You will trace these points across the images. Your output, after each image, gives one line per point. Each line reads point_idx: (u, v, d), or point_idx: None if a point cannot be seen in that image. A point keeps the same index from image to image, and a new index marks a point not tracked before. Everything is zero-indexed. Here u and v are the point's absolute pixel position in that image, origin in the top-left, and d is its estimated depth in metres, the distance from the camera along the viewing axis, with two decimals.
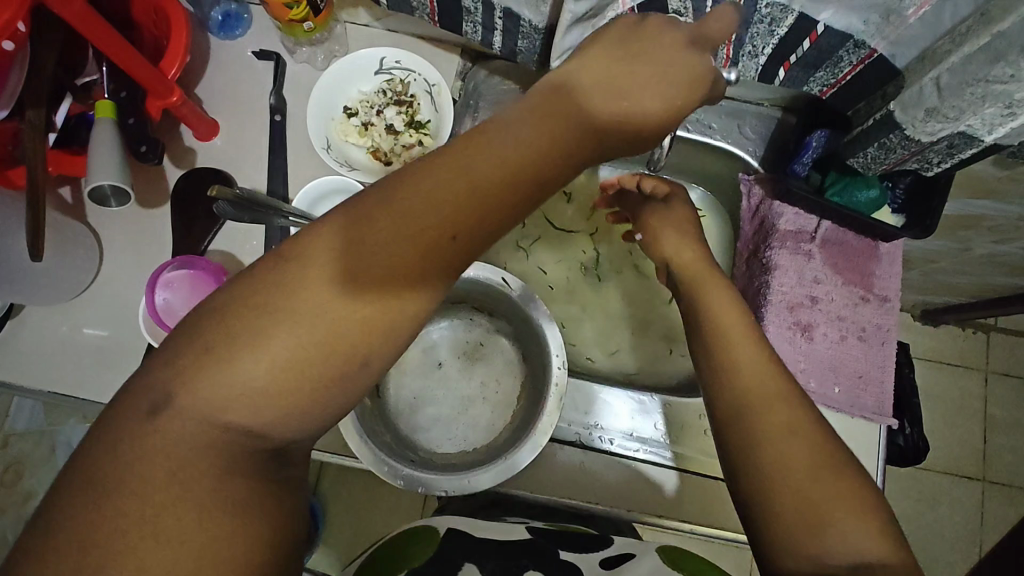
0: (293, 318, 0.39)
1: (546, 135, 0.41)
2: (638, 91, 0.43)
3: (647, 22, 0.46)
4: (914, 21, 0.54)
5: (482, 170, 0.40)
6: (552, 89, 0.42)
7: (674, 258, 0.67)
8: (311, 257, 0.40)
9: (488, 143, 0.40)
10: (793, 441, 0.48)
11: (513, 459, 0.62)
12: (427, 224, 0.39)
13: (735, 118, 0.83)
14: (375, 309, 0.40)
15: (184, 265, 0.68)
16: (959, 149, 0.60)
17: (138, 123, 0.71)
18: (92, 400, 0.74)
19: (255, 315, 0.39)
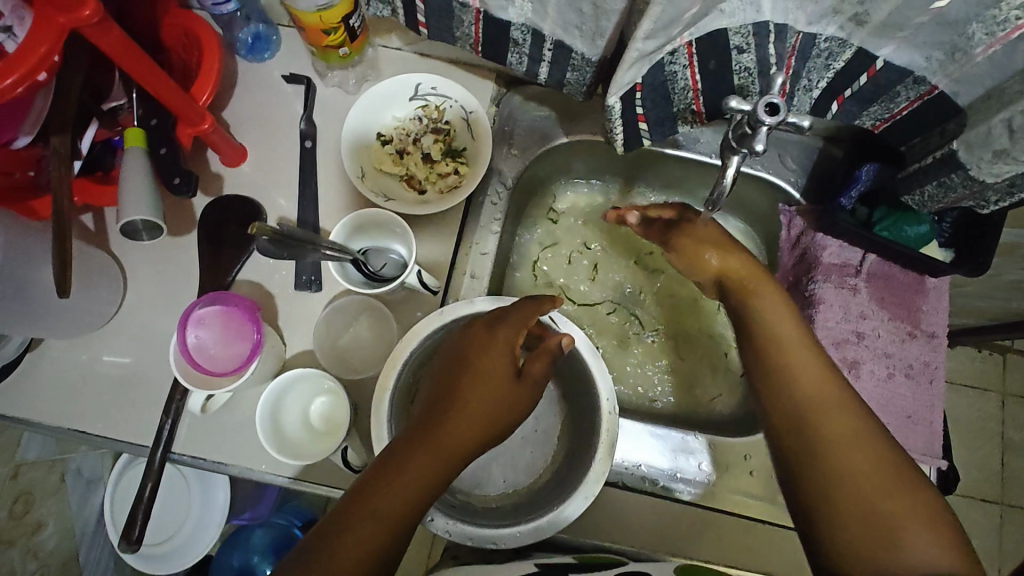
0: None
1: (453, 436, 0.56)
2: (495, 390, 0.60)
3: (498, 318, 0.61)
4: (982, 60, 0.52)
5: (395, 495, 0.52)
6: (446, 401, 0.59)
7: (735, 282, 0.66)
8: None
9: (413, 457, 0.54)
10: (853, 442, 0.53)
11: (561, 511, 0.61)
12: (381, 525, 0.51)
13: (777, 148, 0.80)
14: None
15: (216, 302, 0.65)
16: (1021, 187, 0.58)
17: (171, 153, 0.67)
18: (111, 436, 0.71)
19: None
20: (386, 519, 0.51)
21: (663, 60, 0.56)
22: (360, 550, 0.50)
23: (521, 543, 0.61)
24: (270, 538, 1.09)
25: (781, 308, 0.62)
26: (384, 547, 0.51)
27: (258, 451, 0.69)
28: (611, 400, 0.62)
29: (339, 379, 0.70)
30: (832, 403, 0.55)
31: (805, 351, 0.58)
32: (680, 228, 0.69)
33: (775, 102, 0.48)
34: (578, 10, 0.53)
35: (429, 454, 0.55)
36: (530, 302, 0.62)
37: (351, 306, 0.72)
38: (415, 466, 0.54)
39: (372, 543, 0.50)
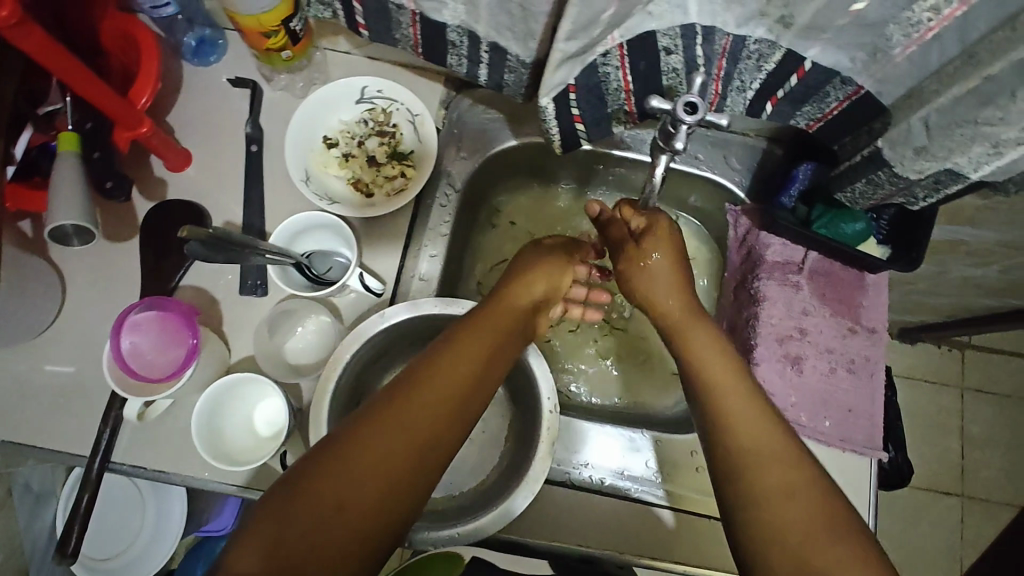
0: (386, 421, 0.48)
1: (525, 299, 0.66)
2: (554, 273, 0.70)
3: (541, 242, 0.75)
4: (901, 60, 0.54)
5: (493, 325, 0.59)
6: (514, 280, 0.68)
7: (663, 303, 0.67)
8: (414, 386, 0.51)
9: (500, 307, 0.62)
10: (787, 470, 0.50)
11: (508, 504, 0.61)
12: (480, 343, 0.57)
13: (721, 148, 0.82)
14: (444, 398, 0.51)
15: (153, 307, 0.64)
16: (944, 184, 0.60)
17: (104, 158, 0.68)
18: (49, 448, 0.69)
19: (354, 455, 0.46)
20: (409, 434, 0.48)
21: (595, 62, 0.57)
22: (362, 469, 0.45)
23: (461, 543, 0.61)
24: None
25: (711, 346, 0.60)
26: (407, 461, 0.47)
27: (200, 459, 0.68)
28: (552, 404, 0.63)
29: (283, 385, 0.69)
30: (771, 454, 0.51)
31: (743, 397, 0.55)
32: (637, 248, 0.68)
33: (694, 102, 0.49)
34: (508, 12, 0.54)
35: (462, 365, 0.54)
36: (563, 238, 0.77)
37: (294, 310, 0.70)
38: (447, 373, 0.53)
39: (426, 413, 0.50)
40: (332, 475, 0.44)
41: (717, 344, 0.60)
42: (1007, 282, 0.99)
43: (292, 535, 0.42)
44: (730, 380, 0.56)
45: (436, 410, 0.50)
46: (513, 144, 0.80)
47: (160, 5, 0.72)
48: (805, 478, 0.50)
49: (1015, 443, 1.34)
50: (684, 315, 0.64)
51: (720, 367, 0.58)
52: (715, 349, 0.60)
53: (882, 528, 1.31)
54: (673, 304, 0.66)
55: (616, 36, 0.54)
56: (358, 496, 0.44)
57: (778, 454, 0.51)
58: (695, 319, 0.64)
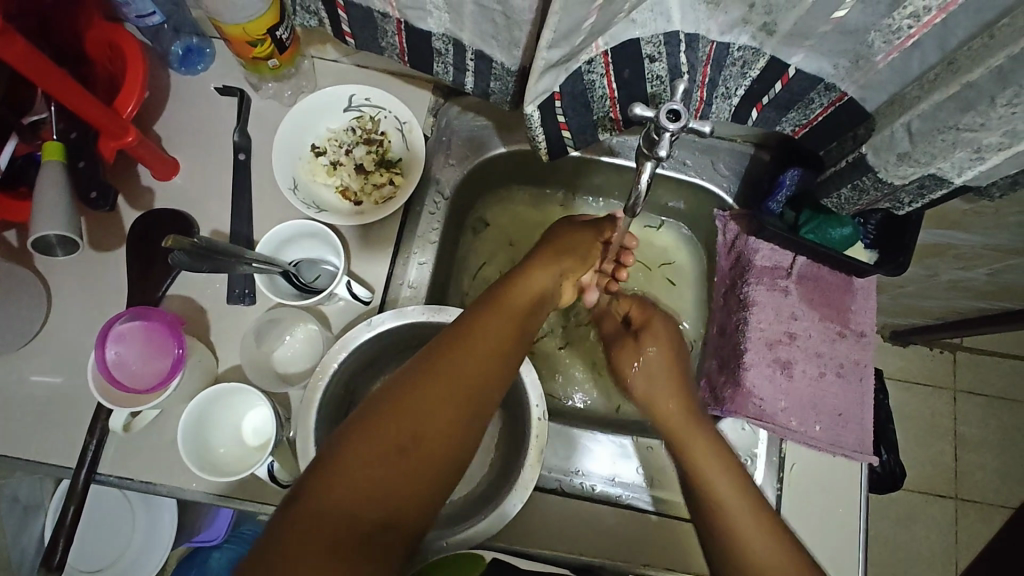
0: (440, 372, 0.52)
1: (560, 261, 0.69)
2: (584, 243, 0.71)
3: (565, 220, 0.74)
4: (883, 67, 0.54)
5: (527, 289, 0.63)
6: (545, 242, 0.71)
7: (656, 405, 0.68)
8: (459, 343, 0.55)
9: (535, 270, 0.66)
10: (768, 539, 0.55)
11: (502, 508, 0.60)
12: (516, 303, 0.61)
13: (709, 154, 0.82)
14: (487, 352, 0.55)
15: (138, 317, 0.64)
16: (929, 189, 0.60)
17: (89, 167, 0.67)
18: (34, 460, 0.69)
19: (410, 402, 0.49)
20: (440, 409, 0.50)
21: (580, 70, 0.57)
22: (404, 438, 0.48)
23: (460, 548, 0.60)
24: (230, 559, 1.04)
25: (711, 455, 0.61)
26: (438, 433, 0.49)
27: (187, 469, 0.68)
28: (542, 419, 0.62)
29: (270, 394, 0.68)
30: (754, 526, 0.56)
31: (721, 466, 0.60)
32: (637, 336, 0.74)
33: (677, 109, 0.50)
34: (492, 21, 0.54)
35: (485, 341, 0.56)
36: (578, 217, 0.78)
37: (281, 319, 0.70)
38: (470, 351, 0.54)
39: (473, 365, 0.54)
40: (395, 421, 0.48)
41: (697, 424, 0.64)
42: (996, 285, 1.00)
43: (335, 507, 0.44)
44: (710, 452, 0.61)
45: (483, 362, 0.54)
46: (501, 151, 0.79)
47: (146, 14, 0.72)
48: (782, 544, 0.55)
49: (1007, 445, 1.35)
50: (679, 418, 0.65)
51: (722, 478, 0.59)
52: (715, 459, 0.60)
53: (877, 531, 1.32)
54: (669, 403, 0.67)
55: (600, 44, 0.55)
56: (397, 471, 0.47)
57: (763, 534, 0.55)
58: (694, 418, 0.65)
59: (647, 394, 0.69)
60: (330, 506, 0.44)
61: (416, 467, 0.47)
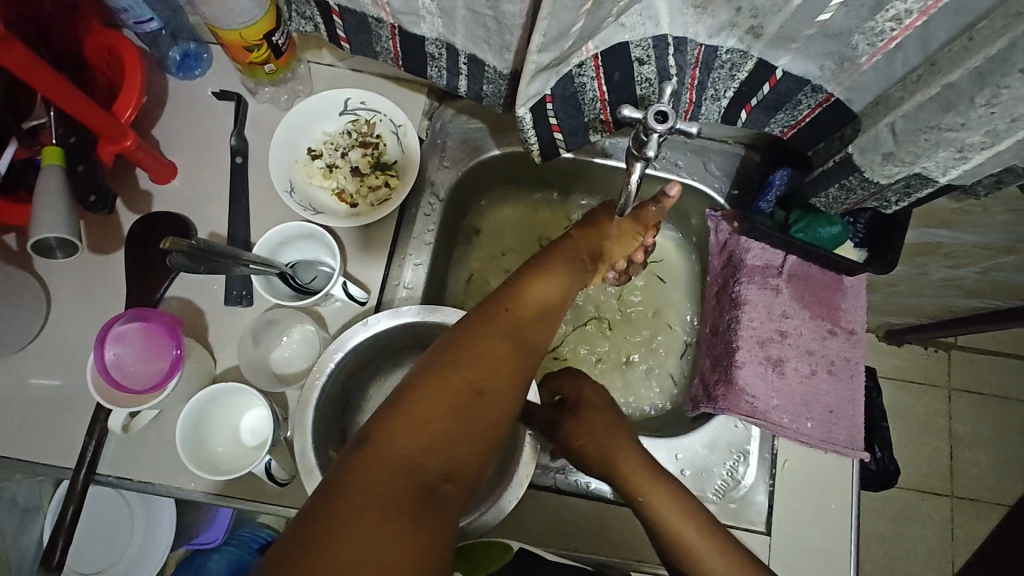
0: (492, 329, 0.54)
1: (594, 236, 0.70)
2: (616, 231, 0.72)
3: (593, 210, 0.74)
4: (868, 68, 0.55)
5: (562, 258, 0.65)
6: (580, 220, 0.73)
7: (615, 474, 0.62)
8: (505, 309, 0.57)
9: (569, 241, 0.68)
10: None
11: (498, 506, 0.61)
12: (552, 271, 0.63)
13: (700, 155, 0.83)
14: (531, 316, 0.57)
15: (136, 318, 0.65)
16: (916, 188, 0.61)
17: (88, 170, 0.68)
18: (33, 461, 0.69)
19: (466, 355, 0.51)
20: (497, 369, 0.51)
21: (570, 73, 0.58)
22: (472, 387, 0.49)
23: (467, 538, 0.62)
24: (231, 558, 1.05)
25: (679, 517, 0.57)
26: (496, 389, 0.50)
27: (186, 469, 0.68)
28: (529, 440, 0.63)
29: (268, 394, 0.69)
30: None
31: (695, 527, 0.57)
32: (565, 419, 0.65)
33: (665, 110, 0.51)
34: (483, 25, 0.55)
35: (506, 329, 0.55)
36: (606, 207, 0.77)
37: (278, 319, 0.71)
38: (516, 317, 0.56)
39: (519, 324, 0.56)
40: (459, 370, 0.50)
41: (668, 484, 0.60)
42: (986, 283, 1.01)
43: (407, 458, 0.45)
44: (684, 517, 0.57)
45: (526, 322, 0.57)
46: (494, 154, 0.81)
47: (144, 20, 0.72)
48: None
49: (1002, 443, 1.36)
50: (642, 474, 0.60)
51: (701, 543, 0.56)
52: (689, 519, 0.57)
53: (874, 529, 1.32)
54: (625, 458, 0.61)
55: (590, 47, 0.56)
56: (461, 421, 0.48)
57: None
58: (654, 475, 0.60)
59: (607, 462, 0.62)
60: (395, 454, 0.45)
61: (480, 418, 0.49)
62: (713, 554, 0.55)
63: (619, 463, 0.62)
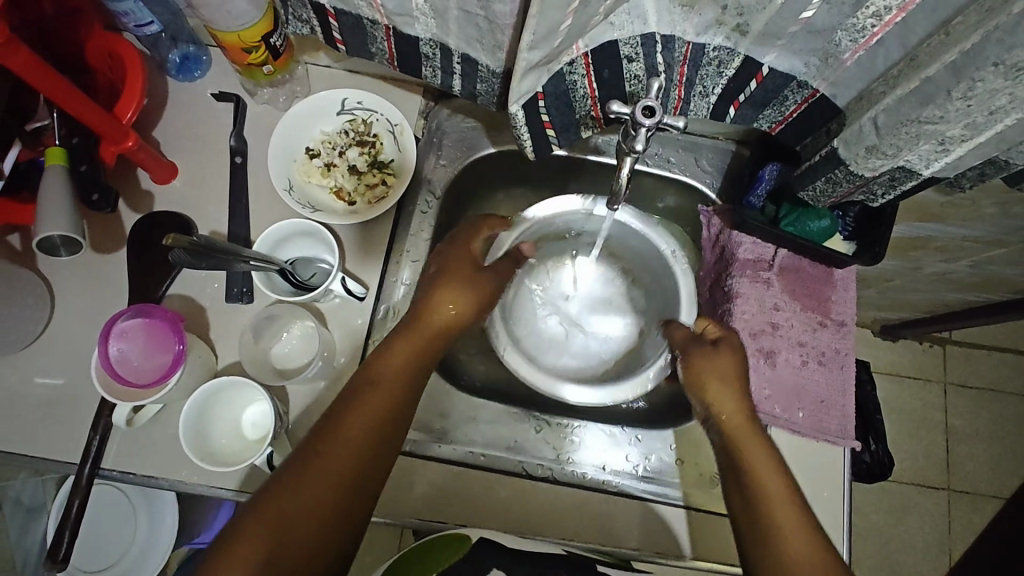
0: (370, 375, 0.60)
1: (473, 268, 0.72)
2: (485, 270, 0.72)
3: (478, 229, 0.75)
4: (851, 64, 0.57)
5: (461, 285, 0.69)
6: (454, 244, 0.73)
7: (716, 412, 0.66)
8: (391, 351, 0.62)
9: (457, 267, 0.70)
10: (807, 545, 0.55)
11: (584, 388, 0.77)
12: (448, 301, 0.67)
13: (692, 152, 0.85)
14: (412, 351, 0.63)
15: (139, 314, 0.66)
16: (900, 181, 0.63)
17: (91, 169, 0.69)
18: (38, 457, 0.71)
19: (337, 409, 0.57)
20: (367, 414, 0.57)
21: (562, 70, 0.59)
22: (348, 437, 0.56)
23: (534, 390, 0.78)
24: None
25: (768, 466, 0.61)
26: (383, 422, 0.58)
27: (188, 463, 0.70)
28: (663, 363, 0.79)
29: (269, 388, 0.71)
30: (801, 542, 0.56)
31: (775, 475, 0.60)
32: (704, 347, 0.71)
33: (652, 105, 0.53)
34: (476, 25, 0.56)
35: (389, 371, 0.61)
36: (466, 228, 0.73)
37: (278, 315, 0.72)
38: (400, 356, 0.62)
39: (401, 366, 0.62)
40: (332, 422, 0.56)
41: (766, 443, 0.63)
42: (978, 276, 1.02)
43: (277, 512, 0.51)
44: (769, 472, 0.60)
45: (409, 360, 0.62)
46: (490, 152, 0.82)
47: (145, 24, 0.74)
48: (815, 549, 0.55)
49: (998, 436, 1.37)
50: (741, 422, 0.65)
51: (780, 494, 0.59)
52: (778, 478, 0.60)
53: (872, 523, 1.33)
54: (732, 408, 0.66)
55: (580, 46, 0.57)
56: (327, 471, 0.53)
57: (801, 544, 0.55)
58: (752, 426, 0.65)
59: (714, 403, 0.67)
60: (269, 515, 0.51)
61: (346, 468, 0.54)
62: (782, 496, 0.59)
63: (722, 400, 0.67)
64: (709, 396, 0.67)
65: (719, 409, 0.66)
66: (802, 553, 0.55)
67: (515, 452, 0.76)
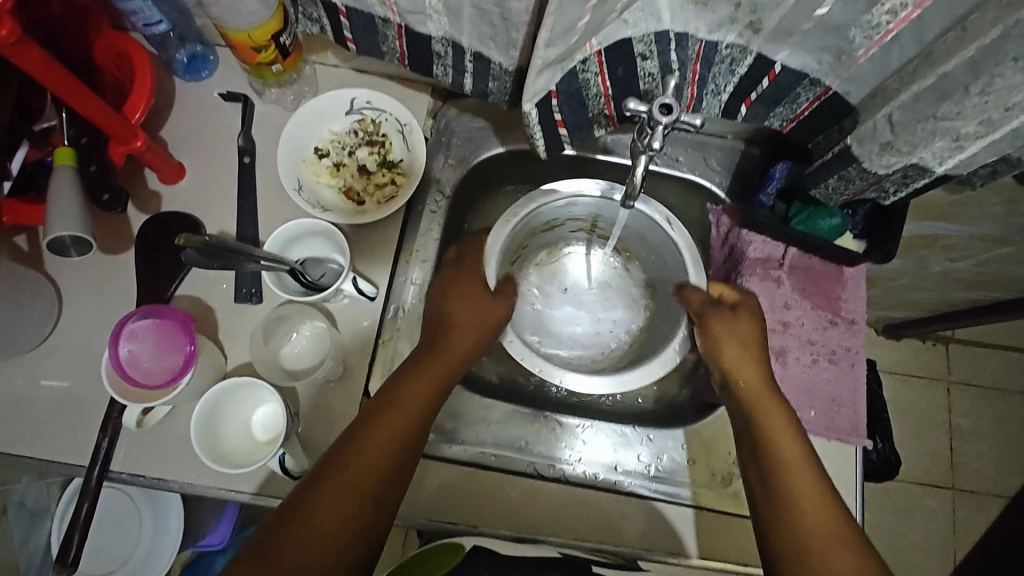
0: (402, 381, 0.63)
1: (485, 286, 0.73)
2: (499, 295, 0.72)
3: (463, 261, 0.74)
4: (864, 61, 0.57)
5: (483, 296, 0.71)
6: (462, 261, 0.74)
7: (734, 371, 0.68)
8: (424, 359, 0.66)
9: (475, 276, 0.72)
10: (818, 504, 0.57)
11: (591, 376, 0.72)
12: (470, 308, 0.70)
13: (701, 151, 0.85)
14: (439, 357, 0.66)
15: (149, 315, 0.66)
16: (913, 179, 0.63)
17: (101, 169, 0.70)
18: (46, 459, 0.70)
19: (371, 409, 0.60)
20: (398, 412, 0.60)
21: (575, 68, 0.59)
22: (379, 433, 0.58)
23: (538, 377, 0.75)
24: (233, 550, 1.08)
25: (786, 432, 0.62)
26: (414, 419, 0.60)
27: (197, 465, 0.69)
28: (687, 334, 0.75)
29: (280, 388, 0.70)
30: (815, 497, 0.58)
31: (789, 435, 0.62)
32: (720, 312, 0.71)
33: (668, 103, 0.53)
34: (490, 23, 0.56)
35: (425, 378, 0.64)
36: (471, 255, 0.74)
37: (288, 316, 0.72)
38: (429, 363, 0.65)
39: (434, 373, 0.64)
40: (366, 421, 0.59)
41: (785, 408, 0.64)
42: (984, 275, 1.02)
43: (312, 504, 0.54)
44: (783, 431, 0.62)
45: (438, 365, 0.65)
46: (498, 151, 0.82)
47: (154, 23, 0.73)
48: (828, 507, 0.57)
49: (1002, 435, 1.37)
50: (758, 385, 0.66)
51: (796, 452, 0.61)
52: (792, 440, 0.62)
53: (877, 522, 1.33)
54: (750, 368, 0.68)
55: (594, 44, 0.57)
56: (357, 466, 0.56)
57: (816, 499, 0.58)
58: (768, 393, 0.66)
59: (730, 360, 0.69)
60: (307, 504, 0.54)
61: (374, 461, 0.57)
62: (795, 452, 0.61)
63: (739, 362, 0.68)
64: (725, 360, 0.69)
65: (736, 376, 0.67)
66: (816, 512, 0.57)
67: (526, 452, 0.76)
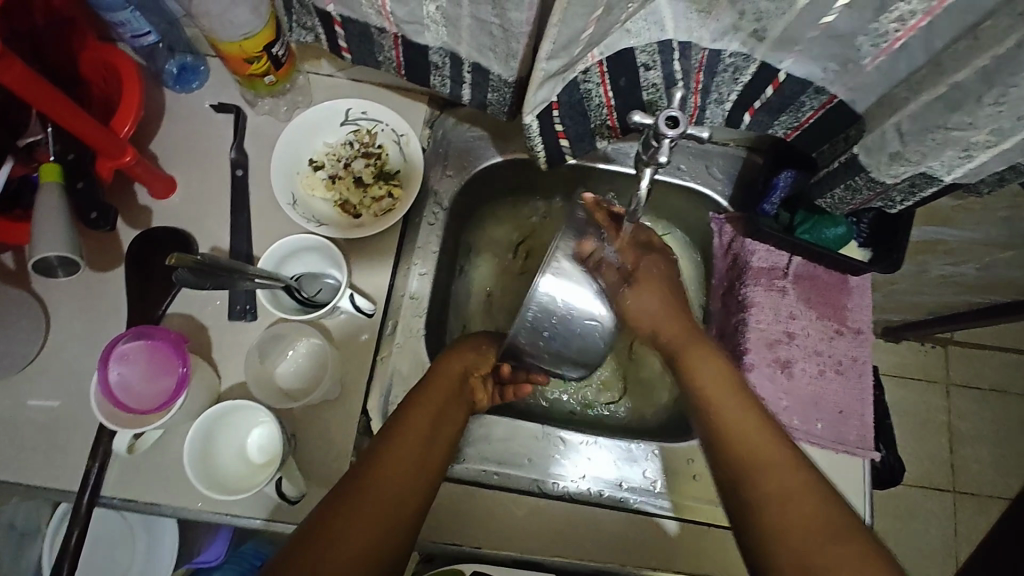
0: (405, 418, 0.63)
1: (478, 343, 0.72)
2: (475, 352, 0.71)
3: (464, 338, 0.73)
4: (872, 69, 0.55)
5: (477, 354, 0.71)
6: (465, 337, 0.74)
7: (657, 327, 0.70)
8: (427, 399, 0.65)
9: (466, 342, 0.72)
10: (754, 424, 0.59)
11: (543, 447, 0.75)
12: (465, 359, 0.70)
13: (703, 158, 0.84)
14: (437, 400, 0.66)
15: (141, 336, 0.64)
16: (920, 187, 0.62)
17: (88, 187, 0.67)
18: (34, 484, 0.68)
19: (379, 441, 0.61)
20: (409, 446, 0.61)
21: (576, 79, 0.58)
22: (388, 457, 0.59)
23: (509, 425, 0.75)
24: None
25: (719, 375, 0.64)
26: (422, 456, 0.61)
27: (192, 489, 0.67)
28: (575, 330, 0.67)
29: (276, 410, 0.68)
30: (763, 440, 0.58)
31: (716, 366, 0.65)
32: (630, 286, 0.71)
33: (675, 116, 0.52)
34: (489, 33, 0.54)
35: (423, 415, 0.64)
36: (466, 337, 0.74)
37: (285, 334, 0.70)
38: (429, 403, 0.65)
39: (434, 409, 0.65)
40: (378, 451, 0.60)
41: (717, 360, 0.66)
42: (985, 278, 1.01)
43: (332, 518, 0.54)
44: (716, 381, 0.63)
45: (439, 406, 0.65)
46: (495, 159, 0.80)
47: (142, 34, 0.72)
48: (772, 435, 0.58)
49: (1002, 437, 1.36)
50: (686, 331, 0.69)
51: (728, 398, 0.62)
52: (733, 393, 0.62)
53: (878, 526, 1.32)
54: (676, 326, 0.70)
55: (595, 54, 0.56)
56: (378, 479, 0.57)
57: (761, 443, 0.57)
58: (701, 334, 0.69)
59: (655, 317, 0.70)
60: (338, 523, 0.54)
61: (390, 484, 0.57)
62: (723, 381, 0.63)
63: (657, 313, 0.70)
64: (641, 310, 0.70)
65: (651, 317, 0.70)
66: (761, 442, 0.57)
67: (529, 470, 0.74)
